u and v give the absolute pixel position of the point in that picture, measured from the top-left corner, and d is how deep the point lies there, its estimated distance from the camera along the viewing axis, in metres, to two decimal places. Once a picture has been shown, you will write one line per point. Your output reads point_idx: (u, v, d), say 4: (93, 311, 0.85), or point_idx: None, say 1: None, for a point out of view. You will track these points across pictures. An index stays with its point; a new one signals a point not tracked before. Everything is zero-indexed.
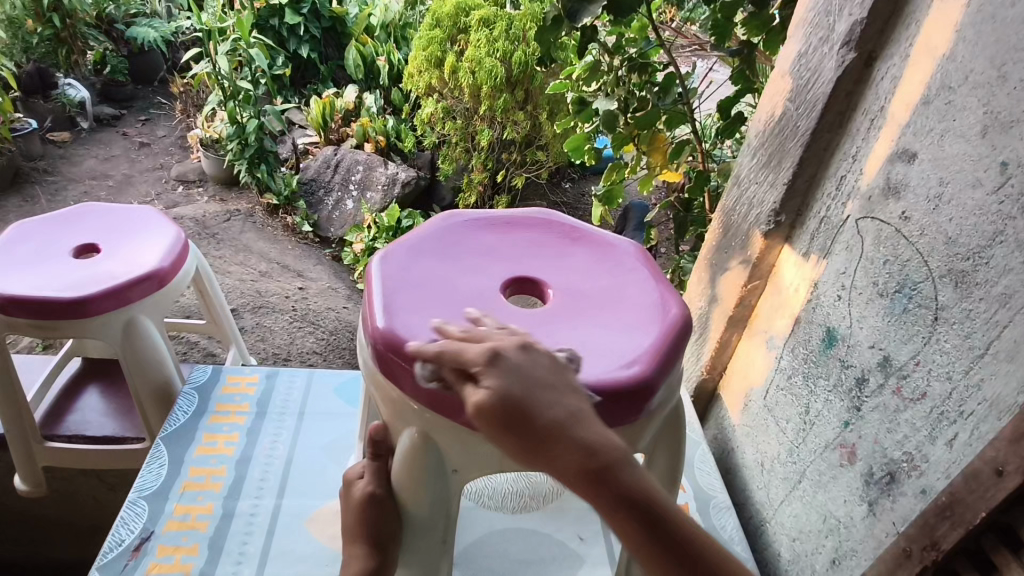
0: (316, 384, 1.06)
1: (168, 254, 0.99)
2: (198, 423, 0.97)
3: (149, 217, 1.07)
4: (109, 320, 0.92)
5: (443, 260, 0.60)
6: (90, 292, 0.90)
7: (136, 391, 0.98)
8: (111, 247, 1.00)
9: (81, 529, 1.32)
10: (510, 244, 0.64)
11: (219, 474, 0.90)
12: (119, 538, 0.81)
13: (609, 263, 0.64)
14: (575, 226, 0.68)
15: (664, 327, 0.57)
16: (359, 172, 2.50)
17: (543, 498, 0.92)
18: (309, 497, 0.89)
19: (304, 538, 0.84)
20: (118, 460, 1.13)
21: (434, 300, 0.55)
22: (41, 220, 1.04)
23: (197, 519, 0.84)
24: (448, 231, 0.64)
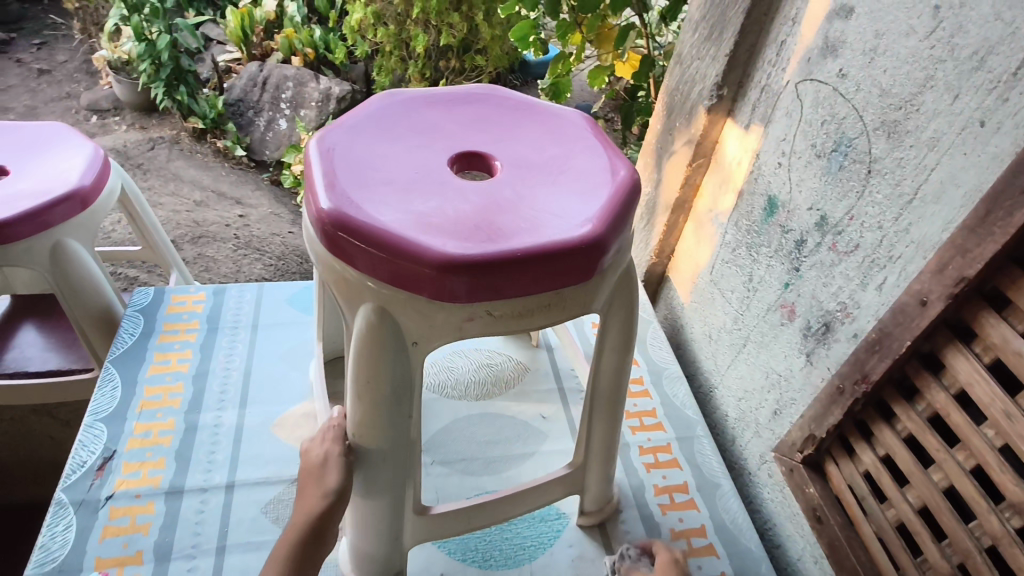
0: (266, 297, 1.04)
1: (89, 171, 0.92)
2: (147, 344, 0.95)
3: (59, 134, 0.99)
4: (34, 244, 0.86)
5: (383, 136, 0.58)
6: (8, 214, 0.83)
7: (75, 316, 0.93)
8: (20, 167, 0.92)
9: (41, 467, 1.31)
10: (455, 118, 0.62)
11: (176, 391, 0.89)
12: (81, 460, 0.80)
13: (558, 132, 0.62)
14: (522, 99, 0.67)
15: (616, 185, 0.56)
16: (289, 88, 2.35)
17: (504, 385, 0.95)
18: (273, 404, 0.89)
19: (272, 442, 0.85)
20: (70, 392, 1.10)
21: (378, 172, 0.53)
22: None
23: (160, 435, 0.84)
24: (387, 108, 0.61)
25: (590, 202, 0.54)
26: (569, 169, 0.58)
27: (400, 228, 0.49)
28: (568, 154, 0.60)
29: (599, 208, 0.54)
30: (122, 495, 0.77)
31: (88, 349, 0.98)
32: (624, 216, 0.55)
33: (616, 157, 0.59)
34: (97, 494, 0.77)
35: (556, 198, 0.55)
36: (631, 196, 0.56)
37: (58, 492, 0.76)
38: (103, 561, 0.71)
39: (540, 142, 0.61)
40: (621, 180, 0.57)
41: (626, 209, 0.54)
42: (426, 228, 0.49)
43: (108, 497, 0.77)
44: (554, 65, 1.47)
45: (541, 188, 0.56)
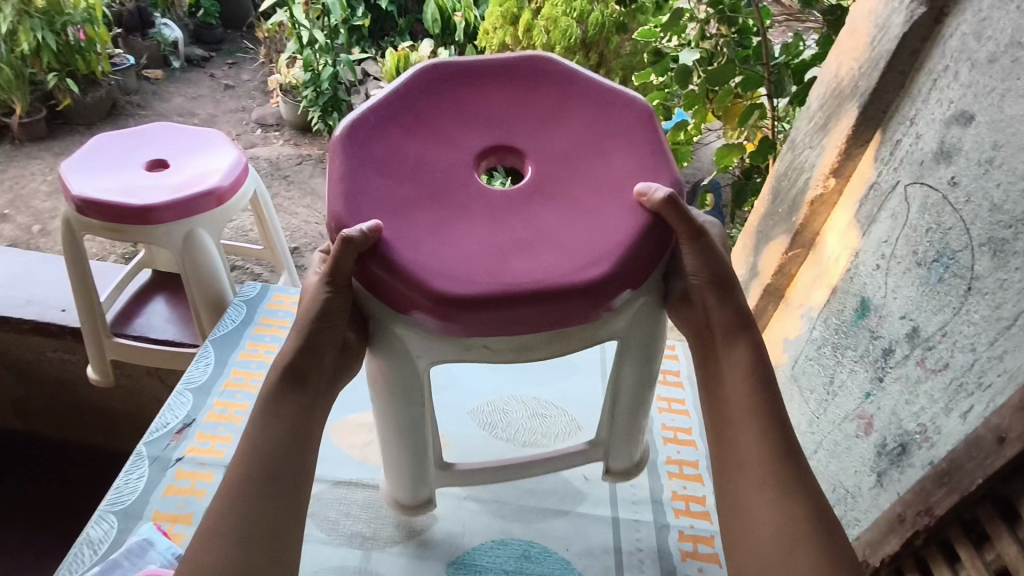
0: None
1: (231, 174, 1.06)
2: (243, 332, 1.05)
3: (216, 139, 1.14)
4: (171, 231, 1.00)
5: (416, 130, 0.69)
6: (156, 202, 0.97)
7: (193, 297, 1.06)
8: (178, 164, 1.08)
9: (145, 424, 1.47)
10: (493, 104, 0.72)
11: (257, 378, 0.98)
12: (165, 421, 0.90)
13: (587, 128, 0.71)
14: (557, 68, 0.74)
15: (616, 231, 0.64)
16: None
17: (553, 438, 0.96)
18: (336, 408, 0.95)
19: (328, 442, 0.90)
20: (177, 362, 1.23)
21: (404, 179, 0.66)
22: (121, 134, 1.14)
23: (234, 414, 0.92)
24: (424, 93, 0.71)
25: (605, 237, 0.64)
26: (572, 210, 0.66)
27: (413, 255, 0.61)
28: (578, 183, 0.68)
29: (611, 249, 0.63)
30: (190, 460, 0.85)
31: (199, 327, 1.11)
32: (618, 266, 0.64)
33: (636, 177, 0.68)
34: (170, 454, 0.85)
35: (553, 238, 0.64)
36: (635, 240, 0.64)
37: (141, 444, 0.86)
38: (160, 514, 0.78)
39: (567, 143, 0.71)
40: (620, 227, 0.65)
41: (637, 250, 0.64)
42: (436, 257, 0.62)
43: (178, 458, 0.85)
44: (675, 133, 1.49)
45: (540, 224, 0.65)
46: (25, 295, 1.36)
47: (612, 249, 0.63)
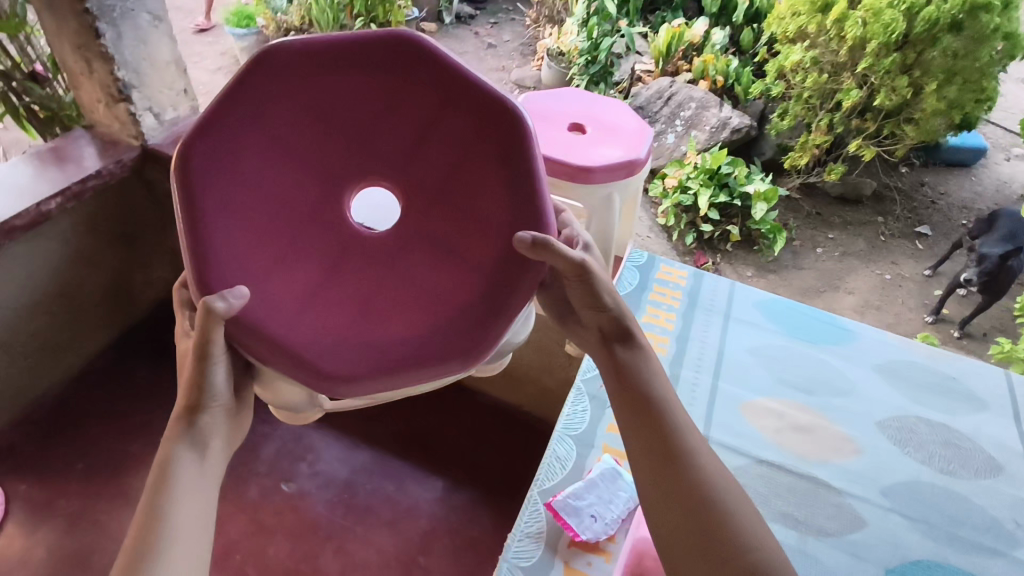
0: (740, 291, 1.13)
1: (645, 149, 1.15)
2: (642, 295, 1.11)
3: (620, 111, 1.23)
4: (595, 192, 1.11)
5: (265, 155, 0.76)
6: (593, 163, 1.09)
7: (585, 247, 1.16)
8: (596, 129, 1.18)
9: None
10: (348, 113, 0.78)
11: (664, 341, 1.03)
12: None
13: (442, 146, 0.78)
14: (402, 56, 0.76)
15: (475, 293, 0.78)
16: (690, 108, 2.41)
17: (974, 472, 0.90)
18: (743, 387, 0.97)
19: (741, 420, 0.93)
20: None
21: (269, 216, 0.77)
22: (535, 94, 1.25)
23: None
24: (269, 97, 0.75)
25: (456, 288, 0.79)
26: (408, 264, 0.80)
27: (287, 316, 0.76)
28: (411, 235, 0.81)
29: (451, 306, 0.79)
30: None
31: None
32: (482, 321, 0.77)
33: (482, 205, 0.78)
34: None
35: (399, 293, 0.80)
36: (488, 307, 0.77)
37: None
38: None
39: (422, 164, 0.79)
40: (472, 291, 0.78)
41: (478, 305, 0.78)
42: (308, 320, 0.77)
43: None
44: None
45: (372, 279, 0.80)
46: None
47: (469, 304, 0.78)
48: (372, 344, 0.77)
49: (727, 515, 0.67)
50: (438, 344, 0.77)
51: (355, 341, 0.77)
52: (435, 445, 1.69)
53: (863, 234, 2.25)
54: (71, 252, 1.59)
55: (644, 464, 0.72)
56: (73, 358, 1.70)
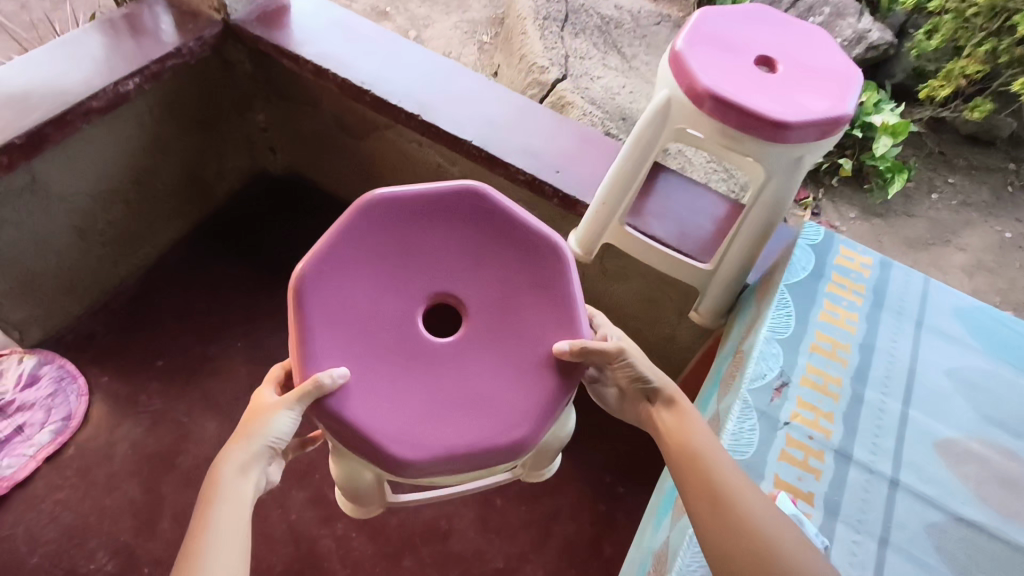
0: (936, 293, 0.94)
1: (852, 100, 0.91)
2: (817, 286, 0.92)
3: (820, 46, 0.98)
4: (785, 154, 0.90)
5: (360, 275, 0.77)
6: (792, 118, 0.87)
7: (749, 215, 0.99)
8: (793, 68, 0.94)
9: None
10: (433, 245, 0.80)
11: (844, 350, 0.86)
12: (761, 371, 0.83)
13: (518, 282, 0.81)
14: (483, 207, 0.81)
15: (540, 394, 0.78)
16: (824, 14, 2.23)
17: None
18: (938, 420, 0.81)
19: (937, 464, 0.78)
20: (675, 270, 1.15)
21: (356, 330, 0.76)
22: (715, 11, 0.99)
23: (828, 387, 0.82)
24: (368, 230, 0.78)
25: (534, 400, 0.78)
26: (489, 363, 0.79)
27: (365, 411, 0.74)
28: (494, 340, 0.79)
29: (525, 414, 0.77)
30: (798, 429, 0.78)
31: (727, 243, 1.06)
32: (540, 419, 0.77)
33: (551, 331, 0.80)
34: (776, 414, 0.79)
35: (478, 387, 0.78)
36: (547, 409, 0.78)
37: (744, 391, 0.81)
38: (780, 482, 0.74)
39: (499, 298, 0.81)
40: (539, 394, 0.78)
41: (552, 412, 0.78)
42: (386, 413, 0.74)
43: (785, 423, 0.79)
44: None
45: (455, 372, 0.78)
46: (520, 146, 1.30)
47: (536, 409, 0.77)
48: (447, 435, 0.75)
49: (768, 521, 0.65)
50: (504, 437, 0.76)
51: (434, 426, 0.75)
52: None
53: (990, 182, 2.29)
54: (147, 137, 1.45)
55: (695, 515, 0.68)
56: (147, 249, 1.63)
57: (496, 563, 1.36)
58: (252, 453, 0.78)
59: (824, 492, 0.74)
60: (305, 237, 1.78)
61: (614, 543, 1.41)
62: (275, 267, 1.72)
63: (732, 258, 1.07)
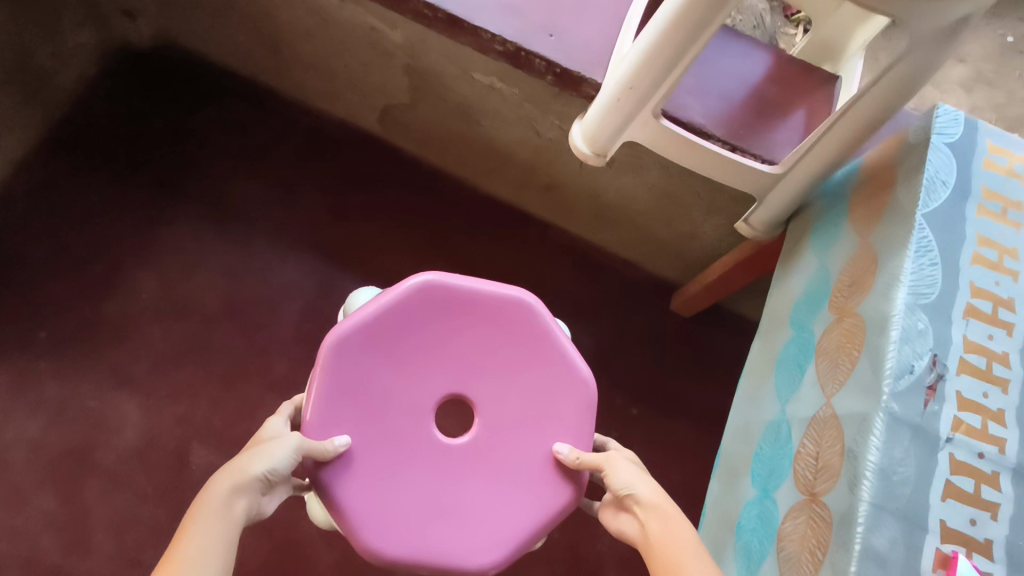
0: None
1: None
2: (964, 211, 0.64)
3: None
4: (949, 10, 0.56)
5: (383, 356, 0.74)
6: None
7: (865, 97, 0.67)
8: None
9: (540, 176, 1.23)
10: (459, 341, 0.76)
11: (1007, 309, 0.61)
12: (907, 361, 0.57)
13: (536, 399, 0.77)
14: (528, 324, 0.77)
15: (531, 513, 0.74)
16: None
17: None
18: None
19: None
20: (730, 176, 0.84)
21: (363, 412, 0.73)
22: None
23: (994, 372, 0.58)
24: (406, 317, 0.75)
25: (524, 512, 0.74)
26: (493, 464, 0.75)
27: (350, 493, 0.71)
28: (504, 440, 0.76)
29: (510, 522, 0.74)
30: (963, 445, 0.55)
31: (816, 137, 0.74)
32: (521, 535, 0.74)
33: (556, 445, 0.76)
34: (934, 427, 0.55)
35: (474, 488, 0.74)
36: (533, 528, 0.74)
37: (889, 397, 0.56)
38: (950, 533, 0.53)
39: (515, 400, 0.76)
40: (527, 510, 0.74)
41: (537, 534, 0.74)
42: (374, 501, 0.71)
43: (948, 439, 0.55)
44: None
45: (460, 466, 0.75)
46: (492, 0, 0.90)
47: (520, 527, 0.74)
48: (426, 537, 0.72)
49: None
50: (481, 546, 0.72)
51: (418, 523, 0.72)
52: None
53: None
54: None
55: None
56: None
57: None
58: (250, 480, 0.61)
59: (1000, 534, 0.54)
60: (201, 136, 1.33)
61: None
62: (174, 181, 1.30)
63: (818, 157, 0.76)
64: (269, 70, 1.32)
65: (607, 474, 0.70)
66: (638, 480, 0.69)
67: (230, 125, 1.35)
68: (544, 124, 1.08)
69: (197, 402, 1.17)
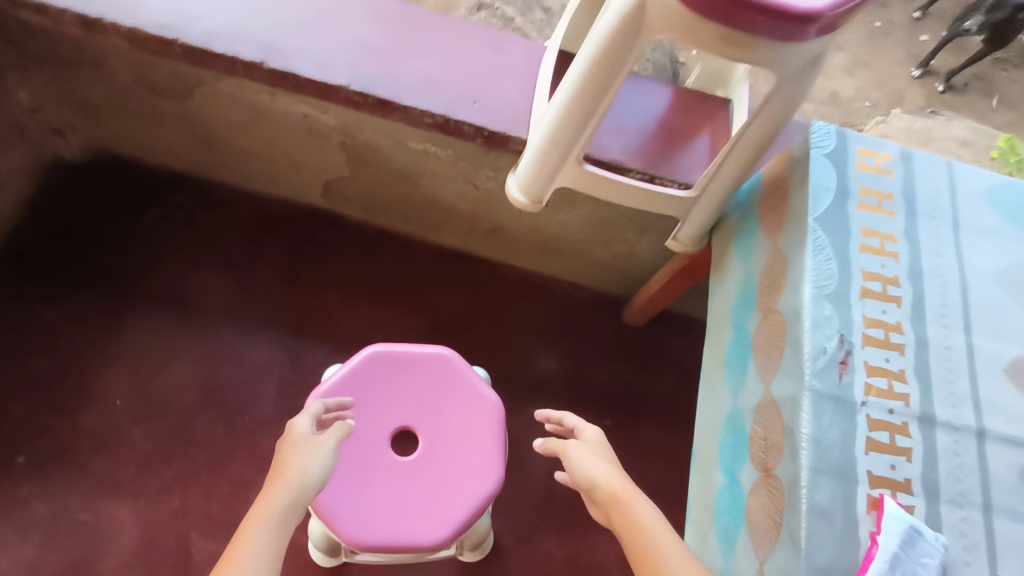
0: (962, 178, 0.81)
1: None
2: (847, 209, 0.76)
3: None
4: (807, 50, 0.68)
5: (352, 404, 0.87)
6: (819, 6, 0.64)
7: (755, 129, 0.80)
8: None
9: (482, 222, 1.32)
10: (414, 385, 0.89)
11: (895, 285, 0.73)
12: (821, 344, 0.68)
13: (468, 421, 0.88)
14: (455, 368, 0.90)
15: (467, 508, 0.83)
16: None
17: None
18: (1003, 340, 0.72)
19: (1013, 394, 0.70)
20: (650, 204, 0.95)
21: (335, 448, 0.84)
22: None
23: (892, 340, 0.70)
24: (366, 373, 0.88)
25: (463, 509, 0.83)
26: (437, 471, 0.85)
27: (326, 507, 0.81)
28: (445, 453, 0.86)
29: (453, 519, 0.83)
30: (877, 406, 0.66)
31: (718, 161, 0.86)
32: (461, 525, 0.83)
33: (501, 459, 0.86)
34: (851, 395, 0.66)
35: (423, 492, 0.84)
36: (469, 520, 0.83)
37: (810, 377, 0.66)
38: (876, 479, 0.64)
39: (457, 422, 0.88)
40: (464, 507, 0.83)
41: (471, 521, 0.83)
42: (346, 509, 0.81)
43: (863, 403, 0.66)
44: None
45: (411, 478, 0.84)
46: (416, 76, 0.98)
47: (459, 518, 0.83)
48: (386, 533, 0.81)
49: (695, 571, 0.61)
50: (429, 535, 0.81)
51: (379, 522, 0.81)
52: (466, 336, 1.37)
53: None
54: None
55: None
56: None
57: (506, 543, 1.22)
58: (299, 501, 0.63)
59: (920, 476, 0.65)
60: (149, 235, 1.36)
61: None
62: (124, 286, 1.32)
63: (723, 179, 0.88)
64: (206, 163, 1.37)
65: (571, 463, 0.74)
66: (593, 466, 0.73)
67: (175, 221, 1.38)
68: (480, 177, 1.17)
69: (191, 494, 1.19)
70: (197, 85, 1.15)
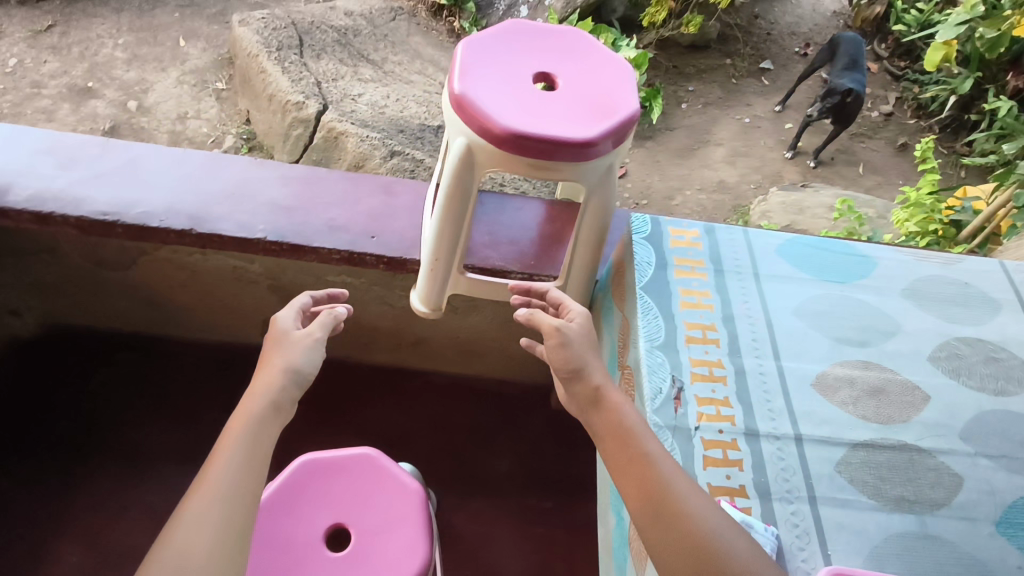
0: (758, 242, 1.03)
1: (633, 98, 0.95)
2: (667, 277, 0.95)
3: (589, 52, 1.01)
4: (600, 163, 0.90)
5: (288, 511, 0.96)
6: (594, 134, 0.87)
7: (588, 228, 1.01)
8: (570, 82, 0.96)
9: (406, 337, 1.49)
10: (344, 486, 1.00)
11: (712, 330, 0.91)
12: (657, 385, 0.84)
13: (395, 511, 0.99)
14: (380, 466, 1.03)
15: None
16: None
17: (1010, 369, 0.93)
18: (807, 361, 0.89)
19: (820, 401, 0.86)
20: None
21: (275, 553, 0.92)
22: (484, 39, 0.98)
23: (716, 373, 0.86)
24: (300, 481, 0.99)
25: None
26: (370, 561, 0.94)
27: None
28: (376, 542, 0.96)
29: None
30: (708, 428, 0.81)
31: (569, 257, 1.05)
32: None
33: (426, 541, 0.97)
34: (685, 422, 0.81)
35: None
36: None
37: (650, 414, 0.81)
38: (715, 488, 0.77)
39: (385, 514, 0.99)
40: None
41: None
42: None
43: (696, 427, 0.81)
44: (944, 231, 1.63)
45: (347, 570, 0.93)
46: (322, 222, 1.18)
47: None
48: None
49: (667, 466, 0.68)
50: None
51: None
52: (405, 443, 1.48)
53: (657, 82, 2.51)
54: None
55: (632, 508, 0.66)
56: None
57: None
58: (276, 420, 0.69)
59: (752, 481, 0.78)
60: (101, 394, 1.47)
61: (563, 556, 1.38)
62: (77, 446, 1.40)
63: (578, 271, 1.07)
64: (154, 321, 1.52)
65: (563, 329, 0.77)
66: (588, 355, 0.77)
67: (126, 378, 1.50)
68: (394, 297, 1.35)
69: None
70: (140, 255, 1.33)
